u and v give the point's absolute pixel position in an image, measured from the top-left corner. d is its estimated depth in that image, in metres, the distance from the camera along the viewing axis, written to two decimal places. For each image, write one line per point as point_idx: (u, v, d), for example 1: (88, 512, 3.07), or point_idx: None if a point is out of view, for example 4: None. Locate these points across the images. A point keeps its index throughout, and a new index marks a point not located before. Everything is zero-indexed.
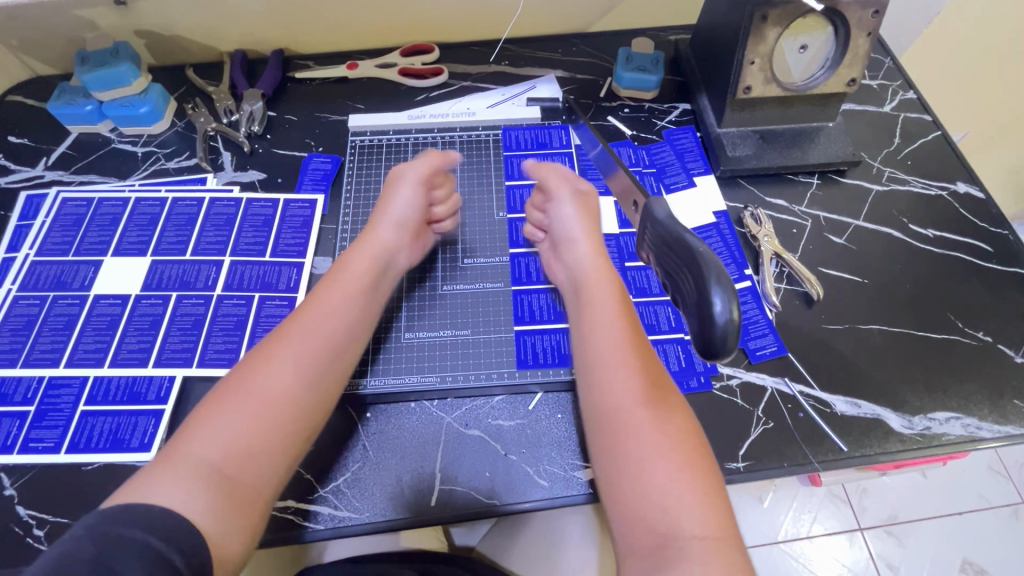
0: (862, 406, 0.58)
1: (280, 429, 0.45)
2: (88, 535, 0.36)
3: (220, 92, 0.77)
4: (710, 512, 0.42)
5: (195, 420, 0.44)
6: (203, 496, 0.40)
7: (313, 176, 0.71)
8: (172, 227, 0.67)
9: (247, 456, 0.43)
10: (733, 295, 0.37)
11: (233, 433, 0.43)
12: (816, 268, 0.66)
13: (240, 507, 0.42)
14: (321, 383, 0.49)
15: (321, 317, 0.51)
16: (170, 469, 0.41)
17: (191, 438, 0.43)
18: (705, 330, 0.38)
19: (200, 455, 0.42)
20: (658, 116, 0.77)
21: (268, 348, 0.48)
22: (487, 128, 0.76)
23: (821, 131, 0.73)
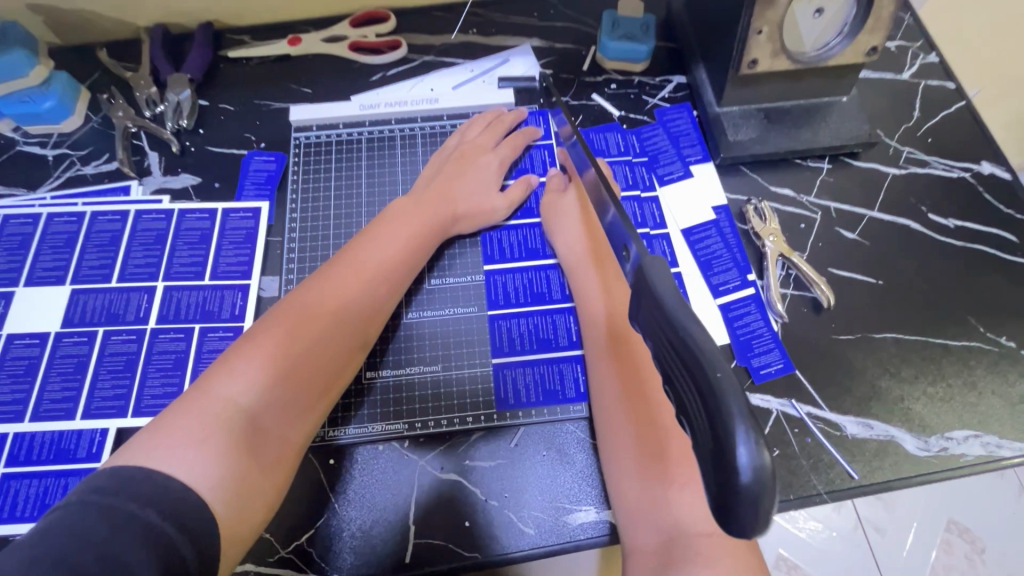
0: (874, 427, 0.53)
1: (309, 399, 0.43)
2: (94, 506, 0.31)
3: (141, 79, 0.66)
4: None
5: (227, 361, 0.41)
6: (225, 459, 0.37)
7: (255, 179, 0.62)
8: (94, 248, 0.58)
9: (277, 412, 0.41)
10: (744, 450, 0.20)
11: (266, 385, 0.41)
12: (825, 268, 0.59)
13: (261, 479, 0.39)
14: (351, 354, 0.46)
15: (363, 273, 0.48)
16: (197, 417, 0.38)
17: (222, 390, 0.40)
18: (722, 495, 0.21)
19: (230, 406, 0.39)
20: (649, 93, 0.68)
21: (312, 293, 0.45)
22: (452, 117, 0.66)
23: (833, 107, 0.64)
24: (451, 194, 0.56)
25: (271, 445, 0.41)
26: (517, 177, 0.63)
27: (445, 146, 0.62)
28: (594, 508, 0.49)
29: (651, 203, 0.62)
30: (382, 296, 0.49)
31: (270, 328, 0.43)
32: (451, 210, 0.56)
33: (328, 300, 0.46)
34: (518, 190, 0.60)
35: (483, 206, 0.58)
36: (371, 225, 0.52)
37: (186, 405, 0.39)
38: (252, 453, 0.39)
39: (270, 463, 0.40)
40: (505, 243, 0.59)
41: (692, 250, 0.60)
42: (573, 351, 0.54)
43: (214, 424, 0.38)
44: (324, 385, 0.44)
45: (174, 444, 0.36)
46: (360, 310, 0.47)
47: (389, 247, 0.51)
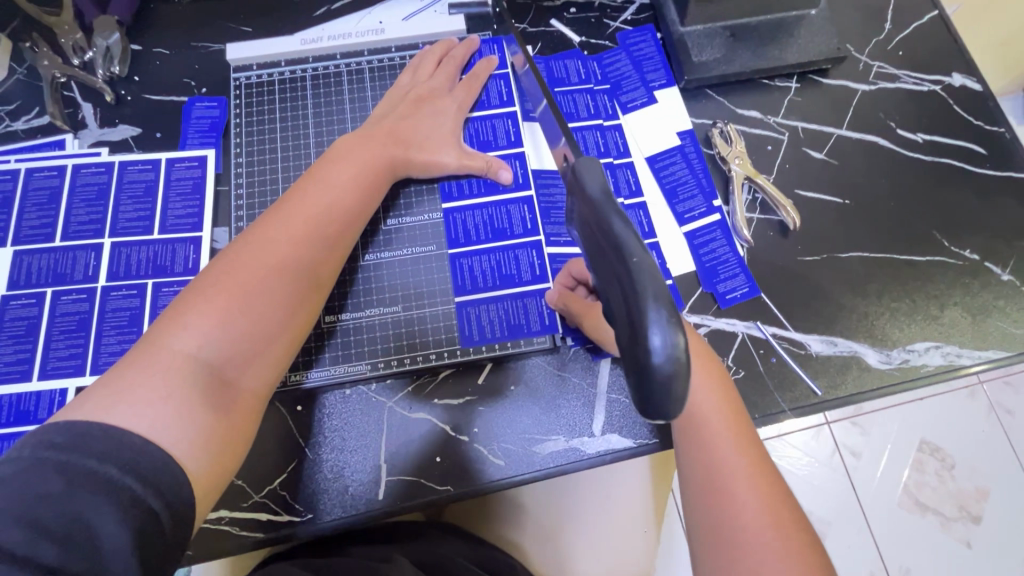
0: (838, 344, 0.53)
1: (269, 347, 0.41)
2: (49, 462, 0.31)
3: (64, 23, 0.61)
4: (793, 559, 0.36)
5: (173, 315, 0.39)
6: (189, 411, 0.36)
7: (198, 127, 0.59)
8: (32, 207, 0.55)
9: (239, 360, 0.40)
10: (676, 330, 0.24)
11: (222, 337, 0.39)
12: (792, 190, 0.58)
13: (231, 426, 0.38)
14: (308, 299, 0.44)
15: (314, 218, 0.45)
16: (151, 372, 0.36)
17: (172, 339, 0.37)
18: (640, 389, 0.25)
19: (186, 360, 0.37)
20: (610, 15, 0.64)
21: (257, 240, 0.43)
22: (402, 49, 0.62)
23: (800, 22, 0.61)
24: (404, 137, 0.53)
25: (237, 395, 0.39)
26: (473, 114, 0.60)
27: (398, 86, 0.58)
28: (563, 437, 0.50)
29: (614, 132, 0.60)
30: (337, 240, 0.47)
31: (216, 279, 0.40)
32: (403, 151, 0.53)
33: (278, 246, 0.43)
34: (477, 158, 0.55)
35: (436, 151, 0.55)
36: (317, 167, 0.49)
37: (132, 362, 0.37)
38: (219, 401, 0.38)
39: (237, 413, 0.39)
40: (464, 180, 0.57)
41: (657, 177, 0.58)
42: (536, 284, 0.54)
43: (172, 379, 0.36)
44: (284, 330, 0.42)
45: (130, 400, 0.35)
46: (311, 255, 0.44)
47: (339, 190, 0.48)
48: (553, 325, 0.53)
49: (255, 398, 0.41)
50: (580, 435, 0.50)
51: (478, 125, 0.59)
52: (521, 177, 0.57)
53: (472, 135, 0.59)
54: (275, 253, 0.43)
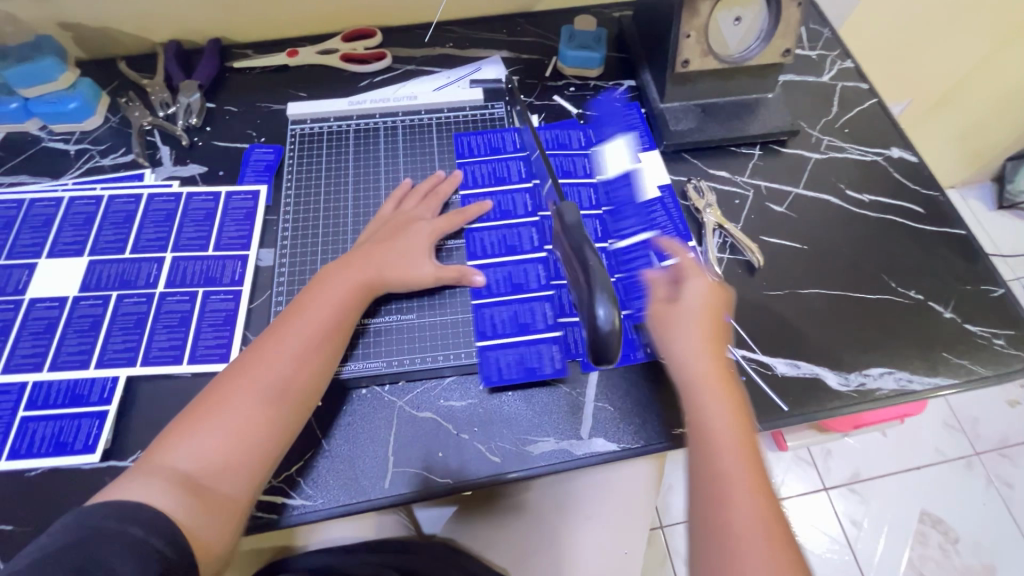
0: (801, 367, 0.60)
1: (251, 430, 0.48)
2: (86, 526, 0.39)
3: (156, 85, 0.75)
4: (762, 518, 0.44)
5: (173, 434, 0.47)
6: (182, 496, 0.44)
7: (256, 167, 0.70)
8: (109, 226, 0.65)
9: (221, 473, 0.46)
10: (614, 306, 0.43)
11: (206, 447, 0.47)
12: (757, 236, 0.68)
13: (221, 502, 0.45)
14: (291, 388, 0.51)
15: (295, 335, 0.53)
16: (148, 476, 0.44)
17: (171, 450, 0.46)
18: (595, 344, 0.45)
19: (184, 467, 0.45)
20: (602, 94, 0.78)
21: (242, 372, 0.50)
22: (430, 111, 0.73)
23: (760, 103, 0.74)
24: (380, 254, 0.59)
25: (224, 481, 0.46)
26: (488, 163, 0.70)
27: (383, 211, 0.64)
28: (554, 438, 0.56)
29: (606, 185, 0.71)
30: (314, 350, 0.53)
31: (209, 402, 0.49)
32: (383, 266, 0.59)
33: (264, 357, 0.51)
34: (450, 269, 0.61)
35: (416, 259, 0.60)
36: (307, 289, 0.57)
37: (143, 466, 0.45)
38: (200, 501, 0.44)
39: (230, 494, 0.46)
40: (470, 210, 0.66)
41: (640, 220, 0.68)
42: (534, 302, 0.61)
43: (168, 477, 0.45)
44: (264, 413, 0.49)
45: (126, 491, 0.43)
46: (295, 357, 0.52)
47: (322, 302, 0.55)
48: (546, 330, 0.60)
49: (246, 479, 0.47)
50: (569, 437, 0.56)
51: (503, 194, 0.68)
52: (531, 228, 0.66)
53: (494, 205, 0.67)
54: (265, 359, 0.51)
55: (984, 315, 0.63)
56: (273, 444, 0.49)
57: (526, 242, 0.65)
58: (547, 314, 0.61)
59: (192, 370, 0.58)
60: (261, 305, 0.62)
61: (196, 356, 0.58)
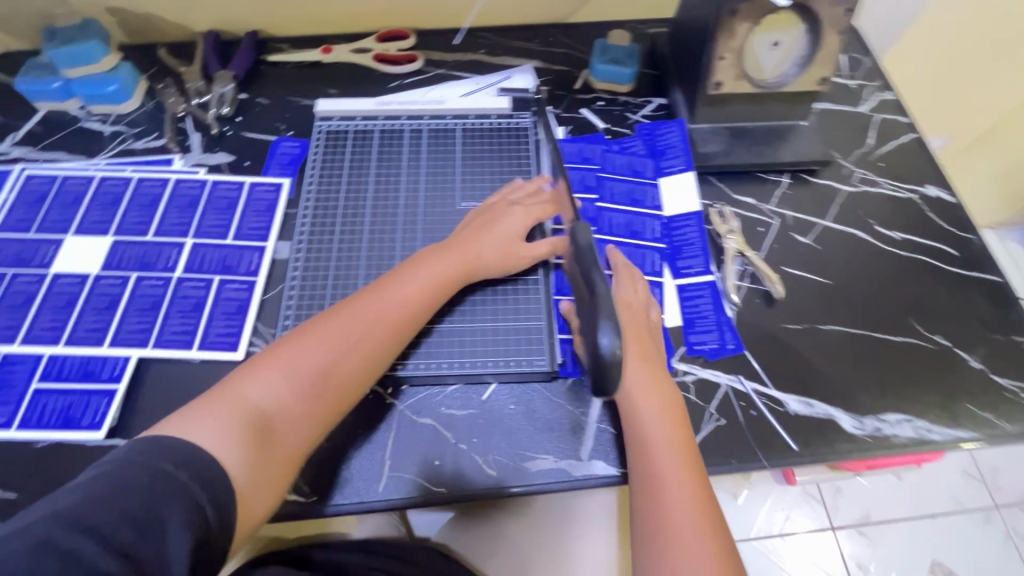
0: (814, 406, 0.58)
1: (320, 396, 0.49)
2: (149, 467, 0.39)
3: (193, 73, 0.77)
4: (700, 521, 0.47)
5: (254, 366, 0.49)
6: (243, 446, 0.44)
7: (281, 160, 0.71)
8: (136, 208, 0.67)
9: (286, 422, 0.47)
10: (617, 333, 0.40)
11: (278, 392, 0.48)
12: (779, 266, 0.66)
13: (275, 464, 0.45)
14: (358, 369, 0.51)
15: (386, 305, 0.53)
16: (219, 406, 0.46)
17: (246, 383, 0.47)
18: (603, 376, 0.41)
19: (251, 407, 0.46)
20: (631, 110, 0.77)
21: (308, 335, 0.50)
22: (456, 117, 0.71)
23: (792, 130, 0.73)
24: (476, 242, 0.59)
25: (282, 441, 0.47)
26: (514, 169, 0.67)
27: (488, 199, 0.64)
28: (553, 457, 0.55)
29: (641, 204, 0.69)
30: (393, 332, 0.53)
31: (288, 348, 0.50)
32: (477, 258, 0.58)
33: (360, 319, 0.52)
34: (543, 246, 0.60)
35: (507, 256, 0.59)
36: (406, 263, 0.57)
37: (217, 397, 0.46)
38: (262, 448, 0.45)
39: (282, 457, 0.46)
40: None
41: (670, 237, 0.67)
42: (547, 325, 0.59)
43: (235, 416, 0.45)
44: (327, 383, 0.49)
45: (198, 420, 0.44)
46: (383, 332, 0.52)
47: (417, 281, 0.55)
48: None
49: (303, 441, 0.48)
50: (569, 457, 0.55)
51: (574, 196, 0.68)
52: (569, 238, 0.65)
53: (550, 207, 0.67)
54: (355, 320, 0.52)
55: (1013, 367, 0.61)
56: (329, 412, 0.49)
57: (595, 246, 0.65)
58: None
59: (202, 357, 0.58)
60: (274, 298, 0.62)
61: (206, 343, 0.59)
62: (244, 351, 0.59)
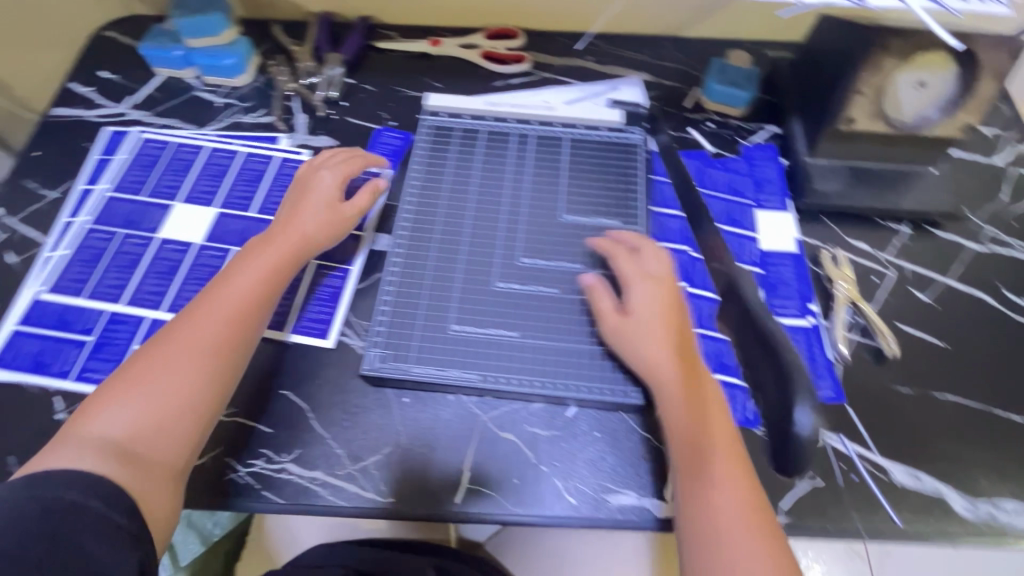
0: (922, 480, 0.54)
1: (184, 413, 0.47)
2: (23, 499, 0.40)
3: (304, 53, 0.77)
4: (750, 525, 0.44)
5: (100, 402, 0.47)
6: (114, 469, 0.43)
7: (382, 150, 0.71)
8: (240, 182, 0.68)
9: (150, 440, 0.46)
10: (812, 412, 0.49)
11: (133, 413, 0.46)
12: (892, 321, 0.62)
13: (157, 478, 0.45)
14: (194, 385, 0.48)
15: (213, 310, 0.51)
16: (83, 442, 0.45)
17: (98, 417, 0.46)
18: (789, 443, 0.51)
19: (114, 434, 0.45)
20: (742, 135, 0.74)
21: (164, 354, 0.49)
22: (564, 125, 0.69)
23: (920, 176, 0.68)
24: (282, 236, 0.57)
25: (156, 458, 0.46)
26: (624, 186, 0.65)
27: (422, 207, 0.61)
28: (636, 493, 0.53)
29: (745, 237, 0.65)
30: (221, 335, 0.50)
31: (139, 367, 0.48)
32: (291, 251, 0.56)
33: (195, 335, 0.50)
34: (661, 310, 0.54)
35: (330, 220, 0.59)
36: (231, 264, 0.55)
37: (70, 434, 0.45)
38: (128, 467, 0.44)
39: (164, 472, 0.46)
40: (604, 236, 0.61)
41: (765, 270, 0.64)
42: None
43: (88, 444, 0.44)
44: (190, 397, 0.48)
45: (59, 457, 0.44)
46: (216, 341, 0.50)
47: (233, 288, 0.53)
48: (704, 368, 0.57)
49: (181, 455, 0.47)
50: (653, 496, 0.52)
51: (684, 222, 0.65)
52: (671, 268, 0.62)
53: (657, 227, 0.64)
54: (194, 332, 0.50)
55: None
56: (199, 423, 0.48)
57: (698, 277, 0.62)
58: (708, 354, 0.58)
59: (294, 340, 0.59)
60: (368, 288, 0.62)
61: (300, 326, 0.59)
62: (335, 340, 0.59)
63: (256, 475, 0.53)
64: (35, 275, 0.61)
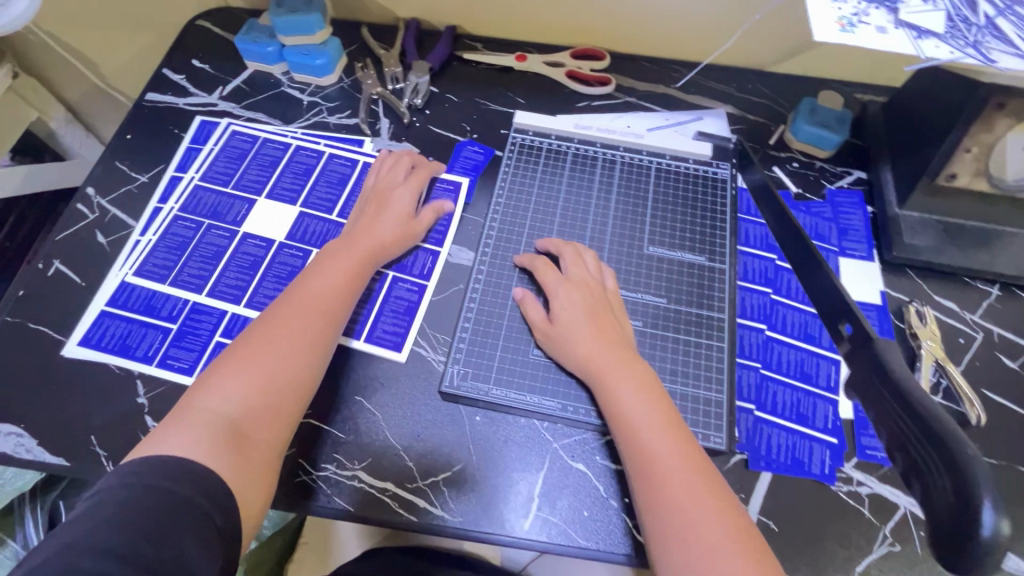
0: (1006, 557, 0.52)
1: (283, 399, 0.49)
2: (137, 485, 0.40)
3: (391, 58, 0.78)
4: (724, 520, 0.44)
5: (204, 383, 0.48)
6: (215, 452, 0.44)
7: (464, 164, 0.70)
8: (323, 183, 0.68)
9: (252, 422, 0.47)
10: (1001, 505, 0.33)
11: (237, 397, 0.47)
12: (979, 387, 0.60)
13: (255, 465, 0.46)
14: (294, 372, 0.50)
15: (305, 300, 0.53)
16: (188, 428, 0.45)
17: (204, 396, 0.47)
18: (957, 543, 0.34)
19: (215, 416, 0.46)
20: (827, 178, 0.72)
21: (261, 338, 0.50)
22: (651, 153, 0.69)
23: (1015, 238, 0.66)
24: (368, 232, 0.59)
25: (254, 443, 0.47)
26: (711, 223, 0.64)
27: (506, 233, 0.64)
28: None
29: None
30: (317, 325, 0.52)
31: (236, 357, 0.50)
32: (375, 250, 0.59)
33: (290, 322, 0.52)
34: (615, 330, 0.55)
35: (405, 232, 0.61)
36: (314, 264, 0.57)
37: (176, 418, 0.46)
38: (234, 451, 0.45)
39: (260, 460, 0.46)
40: (686, 270, 0.61)
41: None
42: (727, 399, 0.56)
43: (198, 427, 0.45)
44: (290, 386, 0.49)
45: (166, 439, 0.44)
46: (309, 329, 0.52)
47: (325, 279, 0.55)
48: (782, 416, 0.56)
49: (273, 441, 0.48)
50: None
51: (768, 264, 0.64)
52: (750, 310, 0.62)
53: (741, 266, 0.64)
54: (289, 321, 0.52)
55: None
56: (294, 407, 0.49)
57: (778, 322, 0.61)
58: (786, 402, 0.57)
59: (363, 349, 0.59)
60: (442, 301, 0.62)
61: (371, 338, 0.59)
62: (407, 353, 0.59)
63: (327, 480, 0.53)
64: (124, 258, 0.63)
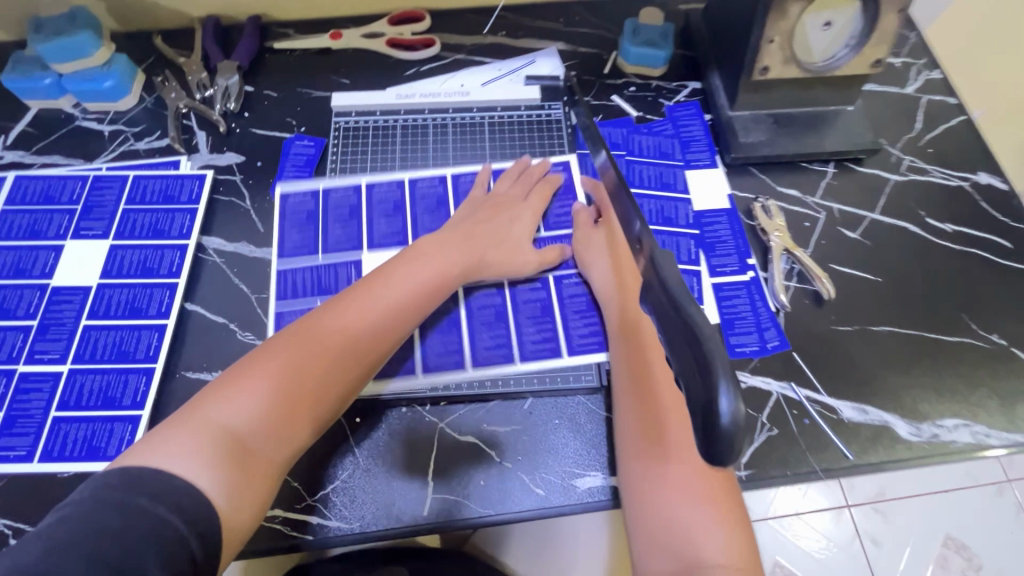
0: (869, 413, 0.56)
1: (309, 409, 0.45)
2: (111, 503, 0.35)
3: (193, 64, 0.71)
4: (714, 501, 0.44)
5: (214, 391, 0.44)
6: (215, 468, 0.40)
7: (295, 161, 0.66)
8: (139, 212, 0.63)
9: (260, 440, 0.43)
10: (740, 386, 0.26)
11: (260, 406, 0.43)
12: (828, 265, 0.63)
13: (255, 485, 0.42)
14: (328, 380, 0.46)
15: (383, 296, 0.50)
16: (193, 430, 0.41)
17: (214, 404, 0.43)
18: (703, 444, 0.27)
19: (223, 427, 0.42)
20: (665, 96, 0.73)
21: (288, 341, 0.46)
22: (482, 109, 0.70)
23: (838, 115, 0.68)
24: (476, 235, 0.58)
25: (261, 461, 0.43)
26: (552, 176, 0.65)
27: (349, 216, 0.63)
28: (602, 474, 0.53)
29: (681, 203, 0.65)
30: (387, 329, 0.50)
31: (257, 358, 0.45)
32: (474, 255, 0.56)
33: (344, 321, 0.48)
34: (551, 251, 0.59)
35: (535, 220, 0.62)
36: (410, 253, 0.55)
37: (177, 424, 0.42)
38: (236, 468, 0.41)
39: (258, 477, 0.42)
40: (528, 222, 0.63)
41: (702, 230, 0.64)
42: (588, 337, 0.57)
43: (201, 439, 0.41)
44: (318, 395, 0.45)
45: (165, 445, 0.40)
46: (371, 334, 0.48)
47: (402, 284, 0.52)
48: None
49: (281, 459, 0.44)
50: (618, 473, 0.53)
51: None
52: None
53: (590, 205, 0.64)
54: (342, 323, 0.48)
55: None
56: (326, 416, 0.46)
57: None
58: None
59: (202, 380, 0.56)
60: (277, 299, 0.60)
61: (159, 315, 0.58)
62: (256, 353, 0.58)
63: None
64: None
